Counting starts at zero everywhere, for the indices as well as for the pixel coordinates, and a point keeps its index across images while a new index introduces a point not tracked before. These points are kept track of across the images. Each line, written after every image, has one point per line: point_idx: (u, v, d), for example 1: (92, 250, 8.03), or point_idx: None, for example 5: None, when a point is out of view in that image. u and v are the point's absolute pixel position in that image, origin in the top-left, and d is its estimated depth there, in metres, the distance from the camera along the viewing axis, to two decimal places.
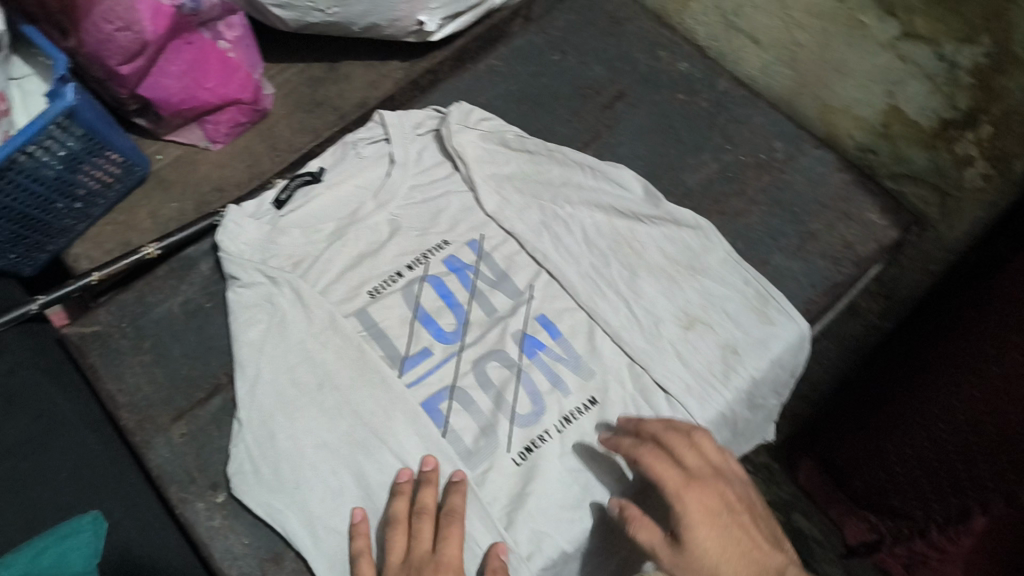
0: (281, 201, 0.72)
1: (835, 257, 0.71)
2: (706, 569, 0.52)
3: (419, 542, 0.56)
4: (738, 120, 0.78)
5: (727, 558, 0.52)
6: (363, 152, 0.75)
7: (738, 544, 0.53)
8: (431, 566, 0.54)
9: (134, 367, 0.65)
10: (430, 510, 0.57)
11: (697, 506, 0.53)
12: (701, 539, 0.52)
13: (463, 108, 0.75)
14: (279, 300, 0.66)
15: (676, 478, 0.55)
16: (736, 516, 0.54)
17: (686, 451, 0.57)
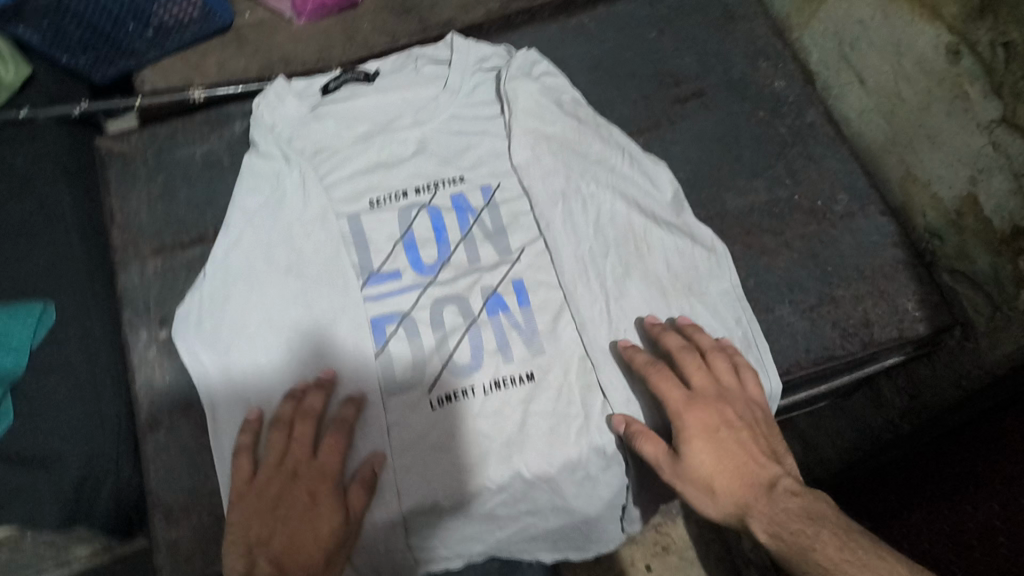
0: (328, 89, 0.73)
1: (846, 331, 0.65)
2: (700, 482, 0.53)
3: (300, 444, 0.57)
4: (810, 158, 0.72)
5: (720, 471, 0.52)
6: (422, 70, 0.74)
7: (733, 459, 0.53)
8: (309, 470, 0.56)
9: (141, 194, 0.69)
10: (317, 412, 0.58)
11: (695, 424, 0.54)
12: (694, 457, 0.53)
13: (533, 58, 0.74)
14: (285, 179, 0.68)
15: (677, 396, 0.56)
16: (735, 432, 0.54)
17: (694, 368, 0.57)
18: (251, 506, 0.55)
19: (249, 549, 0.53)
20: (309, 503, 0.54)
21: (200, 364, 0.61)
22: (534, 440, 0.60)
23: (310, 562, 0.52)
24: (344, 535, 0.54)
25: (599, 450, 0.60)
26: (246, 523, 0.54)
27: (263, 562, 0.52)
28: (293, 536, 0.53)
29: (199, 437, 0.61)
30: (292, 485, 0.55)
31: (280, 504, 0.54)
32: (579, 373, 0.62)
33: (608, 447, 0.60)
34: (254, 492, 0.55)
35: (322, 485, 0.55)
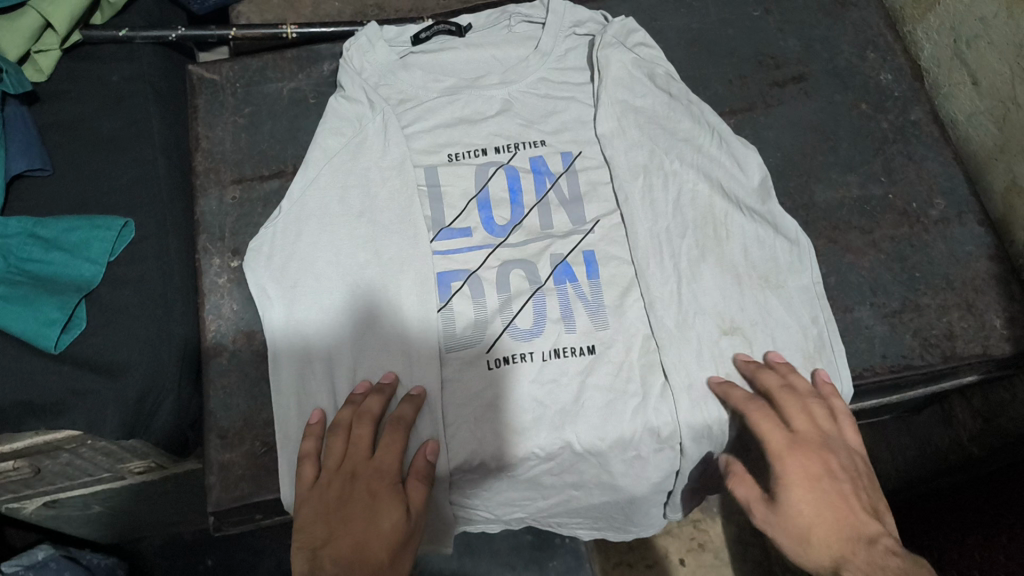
0: (419, 39, 0.73)
1: (927, 341, 0.62)
2: (795, 529, 0.51)
3: (358, 447, 0.55)
4: (910, 158, 0.69)
5: (818, 521, 0.51)
6: (515, 29, 0.74)
7: (830, 510, 0.51)
8: (368, 472, 0.54)
9: (227, 125, 0.70)
10: (374, 414, 0.56)
11: (797, 471, 0.53)
12: (791, 504, 0.52)
13: (629, 26, 0.73)
14: (367, 124, 0.68)
15: (779, 442, 0.54)
16: (835, 484, 0.52)
17: (796, 413, 0.55)
18: (313, 506, 0.53)
19: (316, 548, 0.52)
20: (369, 504, 0.53)
21: (265, 299, 0.62)
22: (587, 414, 0.58)
23: (380, 563, 0.51)
24: (406, 534, 0.52)
25: (654, 432, 0.58)
26: (310, 522, 0.53)
27: (328, 565, 0.51)
28: (357, 535, 0.51)
29: (259, 367, 0.62)
30: (351, 487, 0.54)
31: (343, 507, 0.53)
32: (641, 352, 0.60)
33: (665, 430, 0.58)
34: (315, 494, 0.54)
35: (384, 485, 0.54)
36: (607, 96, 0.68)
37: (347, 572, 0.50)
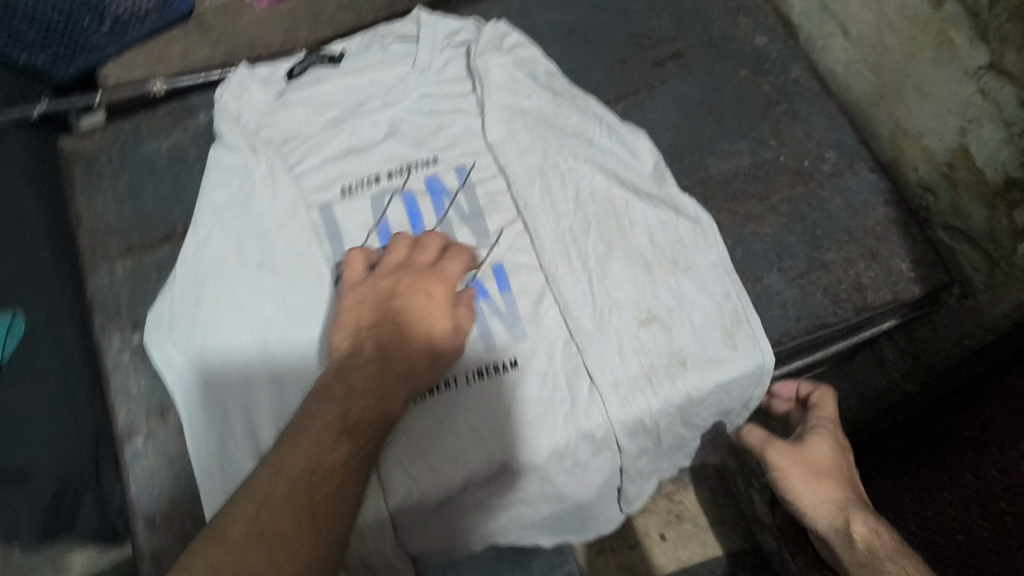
0: (293, 74, 0.72)
1: (838, 296, 0.63)
2: (814, 469, 0.54)
3: (425, 256, 0.56)
4: (796, 117, 0.69)
5: (835, 470, 0.54)
6: (389, 49, 0.73)
7: (846, 472, 0.55)
8: (428, 274, 0.54)
9: (107, 195, 0.67)
10: (438, 244, 0.58)
11: (836, 434, 0.57)
12: (816, 447, 0.55)
13: (503, 29, 0.72)
14: (253, 171, 0.66)
15: (829, 414, 0.58)
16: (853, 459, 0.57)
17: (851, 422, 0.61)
18: (364, 297, 0.54)
19: (356, 336, 0.51)
20: (421, 302, 0.52)
21: (176, 370, 0.60)
22: (519, 430, 0.58)
23: (415, 365, 0.50)
24: (444, 350, 0.52)
25: (587, 435, 0.58)
26: (356, 312, 0.53)
27: (370, 346, 0.50)
28: (402, 327, 0.51)
29: (179, 441, 0.60)
30: (407, 287, 0.53)
31: (394, 298, 0.53)
32: (564, 358, 0.60)
33: (598, 432, 0.58)
34: (370, 286, 0.54)
35: (440, 291, 0.53)
36: (491, 103, 0.67)
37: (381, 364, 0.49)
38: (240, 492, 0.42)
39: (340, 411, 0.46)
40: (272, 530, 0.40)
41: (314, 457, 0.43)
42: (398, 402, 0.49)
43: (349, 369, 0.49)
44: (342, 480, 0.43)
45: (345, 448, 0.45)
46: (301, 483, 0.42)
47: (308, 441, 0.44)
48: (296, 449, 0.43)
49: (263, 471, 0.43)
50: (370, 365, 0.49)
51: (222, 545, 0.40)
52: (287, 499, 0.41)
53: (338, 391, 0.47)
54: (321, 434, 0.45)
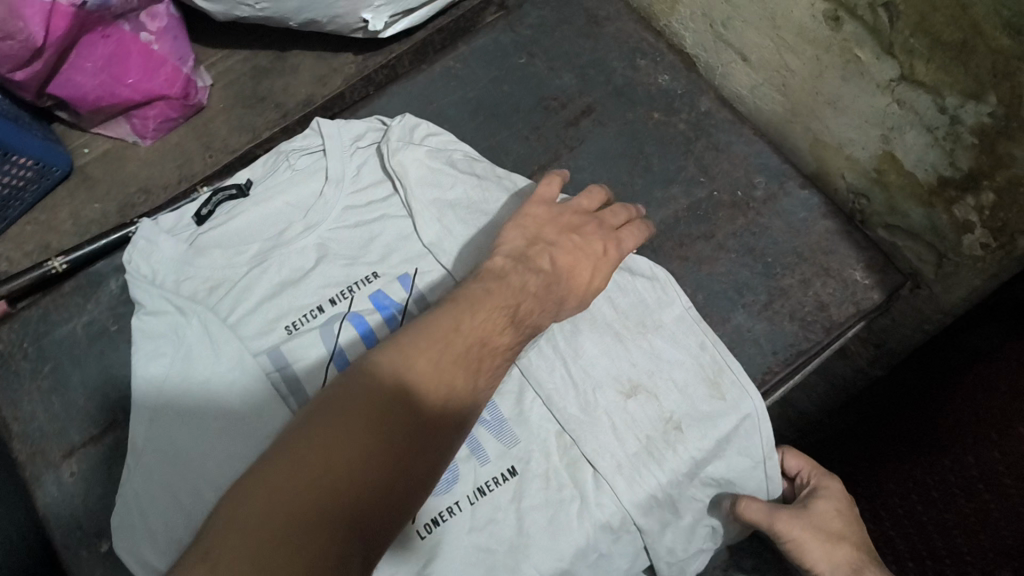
0: (202, 217, 0.67)
1: (805, 320, 0.63)
2: (828, 532, 0.54)
3: (607, 217, 0.60)
4: (717, 148, 0.70)
5: (847, 526, 0.55)
6: (297, 166, 0.69)
7: (858, 528, 0.55)
8: (607, 233, 0.58)
9: (33, 395, 0.63)
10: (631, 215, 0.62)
11: (839, 490, 0.58)
12: (825, 510, 0.56)
13: (411, 122, 0.70)
14: (184, 332, 0.61)
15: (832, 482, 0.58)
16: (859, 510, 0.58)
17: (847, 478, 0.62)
18: (551, 215, 0.57)
19: (532, 241, 0.55)
20: (598, 255, 0.56)
21: (151, 567, 0.56)
22: (537, 540, 0.55)
23: (566, 302, 0.54)
24: (586, 299, 0.55)
25: (606, 527, 0.56)
26: (538, 224, 0.56)
27: (548, 256, 0.53)
28: (576, 258, 0.55)
29: None
30: (592, 235, 0.57)
31: (579, 234, 0.57)
32: (560, 452, 0.58)
33: (614, 520, 0.56)
34: (549, 214, 0.57)
35: (613, 252, 0.57)
36: (419, 203, 0.65)
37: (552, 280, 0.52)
38: (392, 343, 0.41)
39: (512, 312, 0.47)
40: (422, 401, 0.39)
41: (463, 353, 0.42)
42: (547, 316, 0.51)
43: (525, 270, 0.51)
44: (480, 394, 0.43)
45: (494, 365, 0.44)
46: (447, 374, 0.41)
47: (485, 314, 0.46)
48: (456, 341, 0.43)
49: (418, 343, 0.41)
50: (545, 277, 0.52)
51: (376, 387, 0.38)
52: (426, 381, 0.40)
53: (517, 284, 0.49)
54: (495, 322, 0.46)
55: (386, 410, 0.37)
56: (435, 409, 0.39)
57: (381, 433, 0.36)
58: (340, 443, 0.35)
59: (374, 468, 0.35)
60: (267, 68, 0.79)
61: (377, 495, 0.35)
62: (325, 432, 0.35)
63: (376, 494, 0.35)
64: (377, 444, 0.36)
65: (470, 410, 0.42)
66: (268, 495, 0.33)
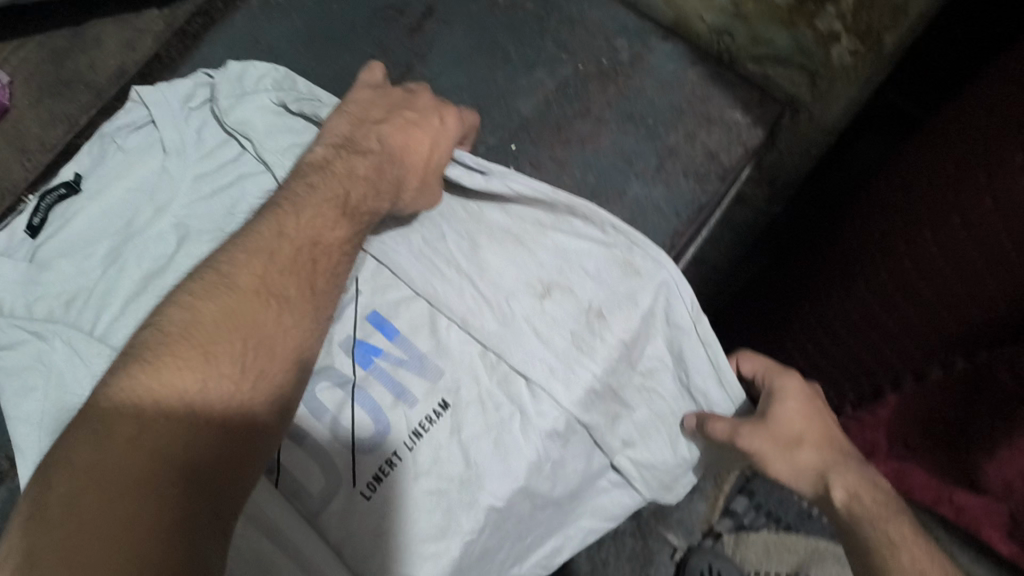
0: (34, 227, 0.58)
1: (699, 174, 0.61)
2: (791, 436, 0.54)
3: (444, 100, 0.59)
4: (573, 21, 0.66)
5: (806, 426, 0.54)
6: (128, 145, 0.61)
7: (818, 423, 0.55)
8: (442, 109, 0.57)
9: None
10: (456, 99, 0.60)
11: (793, 384, 0.56)
12: (784, 413, 0.55)
13: (255, 67, 0.62)
14: (52, 358, 0.54)
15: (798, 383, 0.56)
16: (816, 399, 0.56)
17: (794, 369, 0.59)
18: (379, 98, 0.57)
19: (359, 125, 0.55)
20: (435, 127, 0.55)
21: None
22: (487, 466, 0.53)
23: (405, 181, 0.53)
24: (434, 179, 0.55)
25: (552, 435, 0.55)
26: (364, 108, 0.56)
27: (375, 142, 0.54)
28: (410, 133, 0.54)
29: None
30: (424, 109, 0.56)
31: (404, 111, 0.56)
32: (489, 372, 0.56)
33: (560, 426, 0.55)
34: (376, 96, 0.57)
35: (451, 126, 0.56)
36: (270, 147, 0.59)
37: (378, 164, 0.52)
38: (196, 290, 0.43)
39: (340, 203, 0.50)
40: (226, 347, 0.41)
41: (281, 286, 0.45)
42: (386, 200, 0.52)
43: (352, 155, 0.52)
44: (311, 313, 0.46)
45: (323, 273, 0.48)
46: (262, 306, 0.44)
47: (311, 214, 0.48)
48: (266, 273, 0.45)
49: (222, 286, 0.44)
50: (376, 158, 0.53)
51: (181, 339, 0.41)
52: (235, 325, 0.42)
53: (342, 171, 0.51)
54: (324, 216, 0.49)
55: (196, 358, 0.40)
56: (251, 352, 0.42)
57: (192, 378, 0.39)
58: (150, 399, 0.38)
59: (193, 418, 0.38)
60: (66, 49, 0.70)
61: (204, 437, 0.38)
62: (138, 388, 0.38)
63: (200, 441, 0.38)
64: (188, 397, 0.39)
65: (296, 337, 0.45)
66: (88, 460, 0.35)
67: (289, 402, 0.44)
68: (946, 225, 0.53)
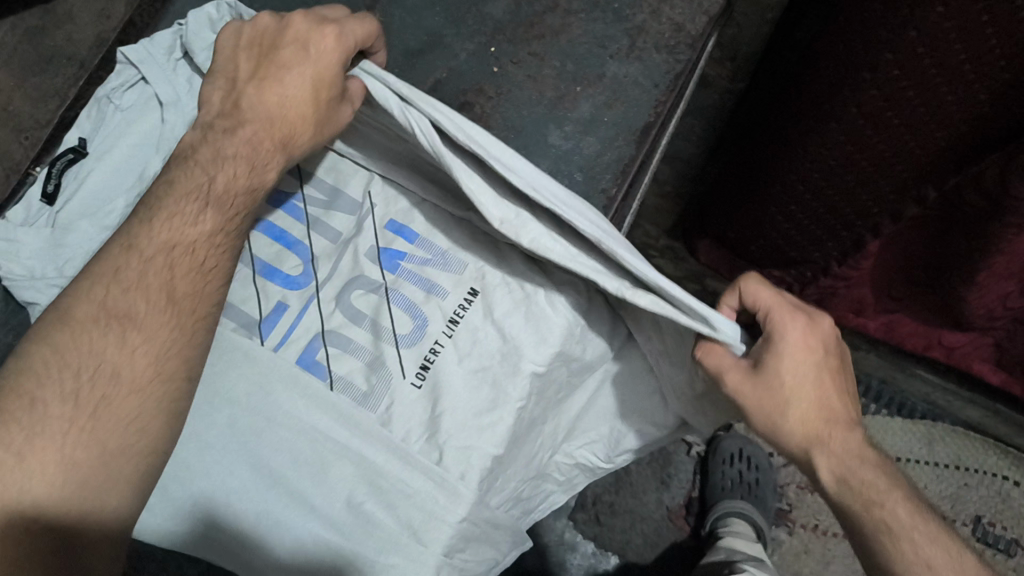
0: (50, 194, 0.60)
1: (669, 45, 0.64)
2: (781, 403, 0.48)
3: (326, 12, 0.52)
4: None
5: (802, 396, 0.49)
6: (124, 104, 0.62)
7: (817, 390, 0.49)
8: (311, 35, 0.51)
9: None
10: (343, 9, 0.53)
11: (800, 337, 0.48)
12: (782, 375, 0.48)
13: (208, 10, 0.63)
14: None
15: (800, 338, 0.48)
16: (826, 357, 0.50)
17: (807, 309, 0.50)
18: (249, 44, 0.54)
19: (232, 89, 0.53)
20: (308, 63, 0.51)
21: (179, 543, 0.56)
22: (523, 338, 0.57)
23: (295, 133, 0.52)
24: (325, 120, 0.52)
25: (577, 303, 0.59)
26: (236, 63, 0.54)
27: (244, 107, 0.52)
28: (282, 86, 0.52)
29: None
30: (300, 40, 0.51)
31: (273, 53, 0.52)
32: (507, 258, 0.60)
33: (582, 296, 0.59)
34: (249, 41, 0.54)
35: (325, 53, 0.51)
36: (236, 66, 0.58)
37: (255, 133, 0.52)
38: (41, 330, 0.47)
39: (202, 194, 0.51)
40: (58, 385, 0.45)
41: (127, 305, 0.48)
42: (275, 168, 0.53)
43: (220, 134, 0.52)
44: (171, 323, 0.48)
45: (184, 276, 0.49)
46: (101, 332, 0.47)
47: (172, 219, 0.50)
48: (110, 296, 0.48)
49: (62, 323, 0.47)
50: (252, 127, 0.52)
51: (12, 386, 0.45)
52: (69, 360, 0.46)
53: (223, 155, 0.52)
54: (185, 211, 0.50)
55: (24, 406, 0.44)
56: (91, 386, 0.46)
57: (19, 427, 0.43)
58: None
59: (28, 462, 0.43)
60: (40, 26, 0.70)
61: (58, 488, 0.43)
62: None
63: (53, 484, 0.43)
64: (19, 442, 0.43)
65: (147, 356, 0.47)
66: None
67: (155, 413, 0.47)
68: (904, 41, 0.56)
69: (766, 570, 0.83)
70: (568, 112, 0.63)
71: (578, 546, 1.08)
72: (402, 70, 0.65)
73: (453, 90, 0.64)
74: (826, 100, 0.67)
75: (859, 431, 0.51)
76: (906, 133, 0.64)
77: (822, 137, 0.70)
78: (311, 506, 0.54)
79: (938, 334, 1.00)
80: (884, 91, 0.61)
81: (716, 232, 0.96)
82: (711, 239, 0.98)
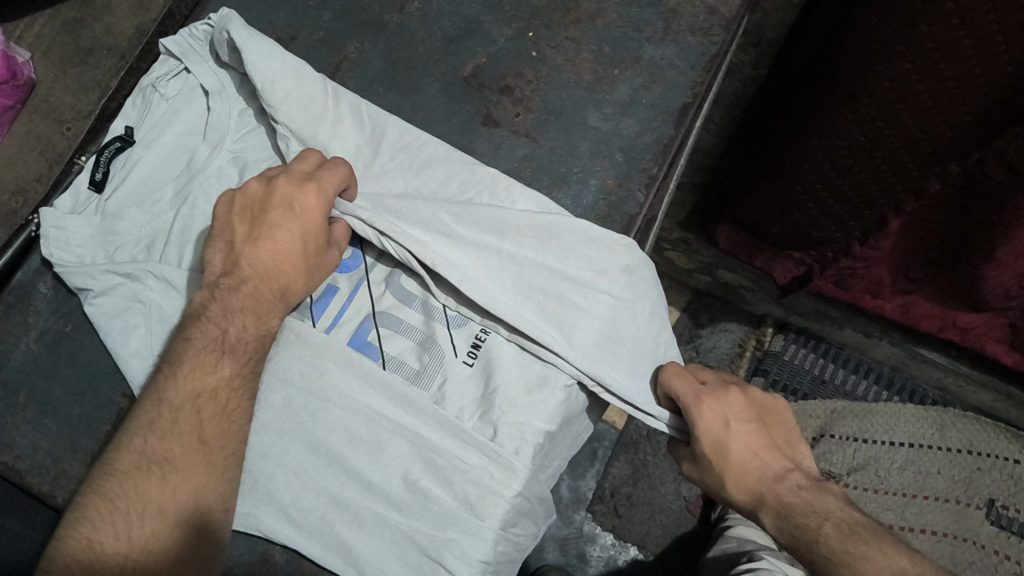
0: (98, 182, 0.61)
1: (704, 28, 0.65)
2: (716, 474, 0.57)
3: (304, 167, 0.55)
4: None
5: (729, 467, 0.56)
6: (169, 93, 0.63)
7: (742, 455, 0.56)
8: (292, 195, 0.54)
9: (21, 429, 0.60)
10: (320, 160, 0.56)
11: (709, 415, 0.55)
12: (704, 452, 0.56)
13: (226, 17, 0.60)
14: (146, 295, 0.57)
15: (707, 418, 0.55)
16: (737, 424, 0.56)
17: (717, 385, 0.57)
18: (241, 207, 0.56)
19: (231, 248, 0.55)
20: (295, 222, 0.54)
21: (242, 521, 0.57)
22: None
23: (291, 280, 0.54)
24: (319, 264, 0.55)
25: None
26: (230, 227, 0.55)
27: (244, 264, 0.54)
28: (275, 245, 0.54)
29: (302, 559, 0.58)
30: (286, 200, 0.54)
31: (263, 215, 0.55)
32: None
33: None
34: (241, 207, 0.56)
35: (313, 210, 0.54)
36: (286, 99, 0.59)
37: (257, 284, 0.53)
38: (91, 481, 0.49)
39: (220, 344, 0.52)
40: (113, 531, 0.47)
41: (164, 450, 0.49)
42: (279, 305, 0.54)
43: (227, 286, 0.54)
44: (204, 463, 0.50)
45: (213, 419, 0.51)
46: (144, 476, 0.48)
47: (197, 364, 0.51)
48: (149, 444, 0.49)
49: (107, 474, 0.49)
50: (253, 281, 0.53)
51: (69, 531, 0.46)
52: (124, 502, 0.47)
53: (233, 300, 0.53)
54: (206, 358, 0.52)
55: (80, 550, 0.46)
56: (140, 524, 0.47)
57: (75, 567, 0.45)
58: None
59: None
60: None
61: None
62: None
63: None
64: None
65: (189, 492, 0.49)
66: None
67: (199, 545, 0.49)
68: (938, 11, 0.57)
69: (782, 559, 0.85)
70: (607, 95, 0.64)
71: (598, 538, 1.08)
72: (442, 56, 0.66)
73: (492, 75, 0.65)
74: (853, 80, 0.68)
75: (794, 475, 0.57)
76: (936, 107, 0.65)
77: (850, 113, 0.70)
78: (367, 482, 0.55)
79: (952, 314, 0.98)
80: (916, 64, 0.62)
81: (736, 217, 0.96)
82: (732, 224, 0.98)
